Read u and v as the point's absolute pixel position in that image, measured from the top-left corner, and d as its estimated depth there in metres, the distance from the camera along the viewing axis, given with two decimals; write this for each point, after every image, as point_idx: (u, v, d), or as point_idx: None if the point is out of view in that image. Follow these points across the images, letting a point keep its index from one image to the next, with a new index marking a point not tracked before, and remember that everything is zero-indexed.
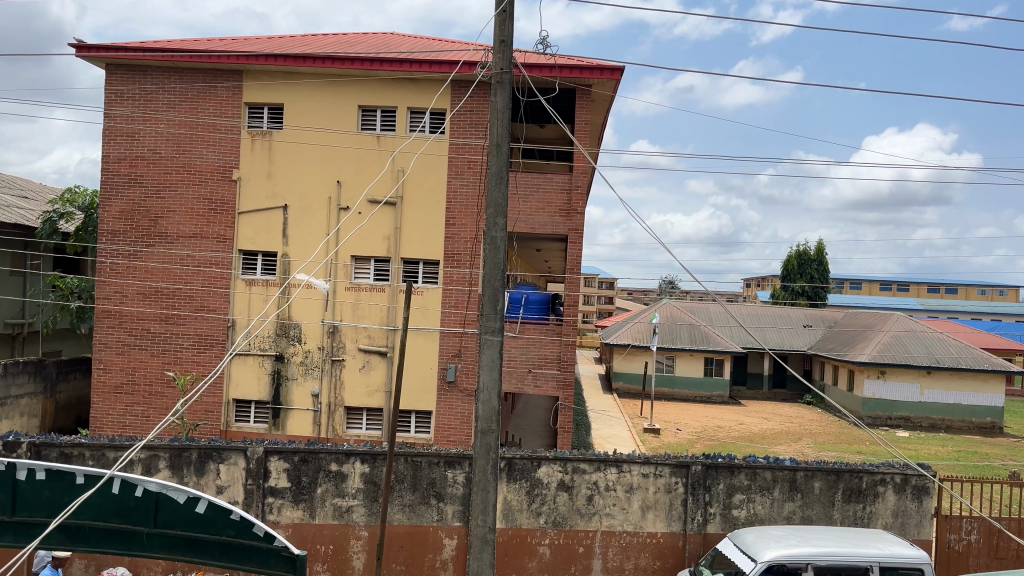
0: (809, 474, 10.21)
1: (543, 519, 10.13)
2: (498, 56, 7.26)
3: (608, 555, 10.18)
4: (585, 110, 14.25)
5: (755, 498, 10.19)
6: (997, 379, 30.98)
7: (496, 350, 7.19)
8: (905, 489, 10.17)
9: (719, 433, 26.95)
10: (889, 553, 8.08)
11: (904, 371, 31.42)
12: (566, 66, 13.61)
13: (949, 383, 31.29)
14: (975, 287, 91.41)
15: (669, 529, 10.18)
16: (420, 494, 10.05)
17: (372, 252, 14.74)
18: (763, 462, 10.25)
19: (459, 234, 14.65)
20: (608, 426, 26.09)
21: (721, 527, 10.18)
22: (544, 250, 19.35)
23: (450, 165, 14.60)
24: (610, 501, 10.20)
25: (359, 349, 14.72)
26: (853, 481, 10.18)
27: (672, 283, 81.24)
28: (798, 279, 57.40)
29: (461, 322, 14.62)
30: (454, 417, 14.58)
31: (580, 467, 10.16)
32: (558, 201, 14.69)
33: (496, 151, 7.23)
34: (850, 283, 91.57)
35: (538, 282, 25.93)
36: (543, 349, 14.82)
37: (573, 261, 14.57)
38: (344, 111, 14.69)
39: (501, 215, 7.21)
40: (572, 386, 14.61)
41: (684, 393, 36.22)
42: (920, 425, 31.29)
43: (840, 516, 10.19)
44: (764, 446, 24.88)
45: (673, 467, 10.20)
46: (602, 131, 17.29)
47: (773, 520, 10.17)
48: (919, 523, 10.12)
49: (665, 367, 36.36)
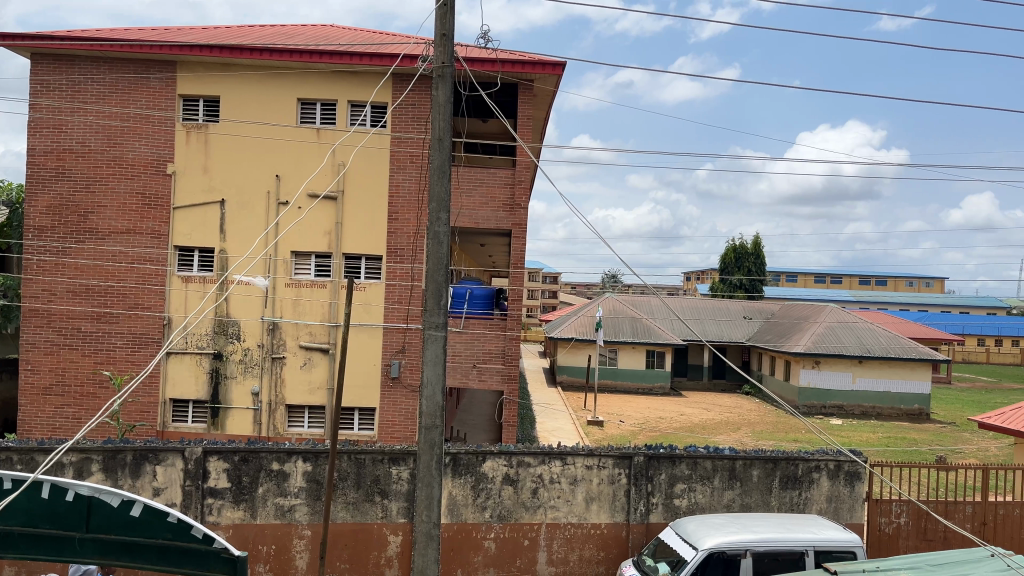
0: (747, 462, 10.46)
1: (488, 513, 10.15)
2: (440, 50, 7.19)
3: (553, 547, 10.25)
4: (528, 105, 14.28)
5: (696, 487, 10.39)
6: (924, 368, 32.19)
7: (441, 346, 7.15)
8: (838, 475, 10.50)
9: (661, 425, 27.39)
10: (823, 537, 8.34)
11: (837, 361, 32.38)
12: (508, 60, 13.61)
13: (880, 371, 32.37)
14: (903, 278, 94.64)
15: (613, 519, 10.32)
16: (364, 492, 9.97)
17: (313, 248, 14.55)
18: (704, 451, 10.45)
19: (402, 229, 14.55)
20: (553, 419, 26.28)
21: (663, 516, 10.34)
22: (488, 245, 19.45)
23: (392, 158, 14.47)
24: (555, 494, 10.27)
25: (300, 346, 14.51)
26: (789, 468, 10.48)
27: (614, 277, 82.39)
28: (736, 272, 58.69)
29: (405, 318, 14.53)
30: (399, 413, 14.49)
31: (525, 460, 10.21)
32: (502, 196, 14.71)
33: (438, 145, 7.18)
34: (786, 276, 94.07)
35: (482, 277, 25.96)
36: (487, 344, 14.82)
37: (517, 255, 14.60)
38: (281, 104, 14.43)
39: (444, 210, 7.14)
40: (517, 380, 14.69)
41: (626, 385, 36.71)
42: (853, 412, 32.30)
43: (777, 503, 10.47)
44: (705, 436, 25.39)
45: (616, 458, 10.35)
46: (544, 126, 17.38)
47: (713, 509, 10.38)
48: (852, 508, 10.46)
49: (608, 359, 36.82)
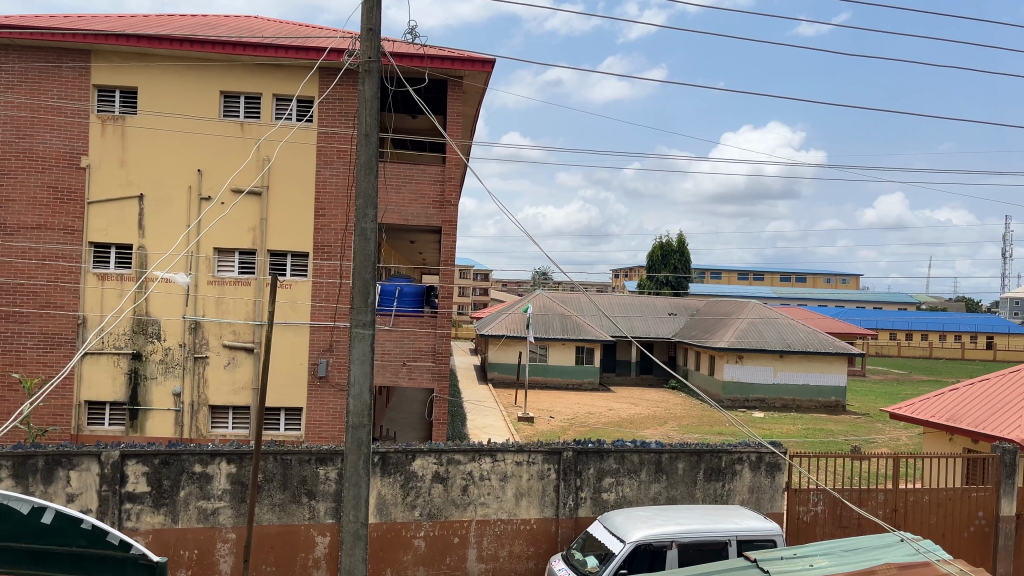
0: (673, 455, 10.68)
1: (418, 511, 10.10)
2: (366, 45, 7.10)
3: (483, 544, 10.28)
4: (457, 102, 14.25)
5: (623, 481, 10.55)
6: (840, 361, 33.38)
7: (368, 344, 7.07)
8: (759, 466, 10.85)
9: (590, 420, 27.74)
10: (745, 527, 8.60)
11: (759, 356, 33.28)
12: (436, 56, 13.58)
13: (799, 365, 33.47)
14: (822, 275, 98.04)
15: (542, 515, 10.40)
16: (291, 493, 9.80)
17: (237, 245, 14.20)
18: (631, 446, 10.63)
19: (329, 226, 14.34)
20: (483, 416, 26.31)
21: (592, 510, 10.48)
22: (418, 242, 19.36)
23: (319, 154, 14.25)
24: (485, 491, 10.29)
25: (224, 345, 14.15)
26: (714, 460, 10.75)
27: (544, 275, 83.01)
28: (663, 269, 59.88)
29: (332, 316, 14.34)
30: (326, 413, 14.28)
31: (454, 458, 10.20)
32: (431, 192, 14.64)
33: (364, 140, 7.07)
34: (711, 273, 96.45)
35: (412, 274, 25.84)
36: (417, 341, 14.75)
37: (447, 252, 14.55)
38: (203, 97, 14.04)
39: (371, 206, 7.05)
40: (447, 377, 14.66)
41: (556, 381, 37.03)
42: (774, 405, 33.25)
43: (702, 495, 10.73)
44: (633, 430, 25.83)
45: (545, 454, 10.43)
46: (473, 123, 17.38)
47: (640, 502, 10.57)
48: (772, 498, 10.83)
49: (539, 356, 36.96)
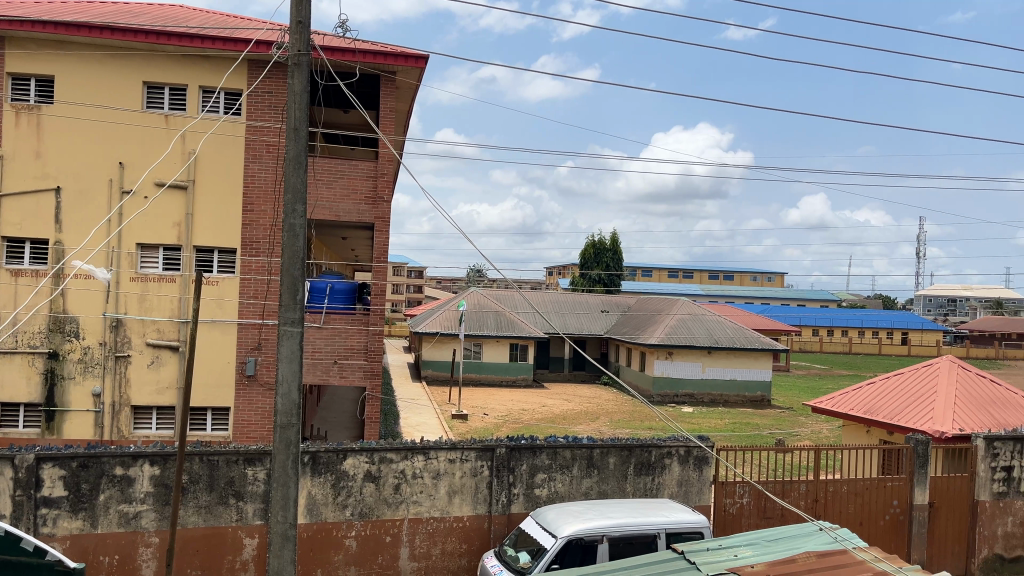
0: (604, 451, 10.82)
1: (349, 511, 9.99)
2: (296, 38, 6.96)
3: (415, 542, 10.23)
4: (390, 97, 14.15)
5: (555, 476, 10.65)
6: (766, 357, 34.59)
7: (297, 342, 6.95)
8: (688, 459, 11.08)
9: (523, 416, 27.88)
10: (673, 520, 8.77)
11: (688, 352, 34.01)
12: (368, 51, 13.46)
13: (726, 361, 34.35)
14: (748, 273, 100.75)
15: (475, 512, 10.42)
16: (217, 494, 9.58)
17: (160, 240, 13.78)
18: (563, 441, 10.72)
19: (258, 222, 14.04)
20: (416, 414, 26.19)
21: (524, 507, 10.54)
22: (351, 238, 19.13)
23: (247, 148, 13.94)
24: (417, 489, 10.24)
25: (147, 344, 13.72)
26: (643, 455, 10.95)
27: (478, 273, 83.09)
28: (595, 268, 60.73)
29: (260, 313, 14.04)
30: (254, 412, 14.00)
31: (387, 456, 10.12)
32: (363, 188, 14.48)
33: (293, 135, 6.92)
34: (642, 271, 98.13)
35: (344, 270, 25.54)
36: (348, 339, 14.58)
37: (379, 249, 14.41)
38: (125, 87, 13.57)
39: (300, 201, 6.91)
40: (379, 375, 14.56)
41: (490, 378, 37.08)
42: (702, 400, 33.98)
43: (632, 489, 10.91)
44: (565, 426, 26.08)
45: (478, 451, 10.44)
46: (406, 119, 17.27)
47: (571, 497, 10.67)
48: (700, 491, 11.06)
49: (473, 353, 37.02)
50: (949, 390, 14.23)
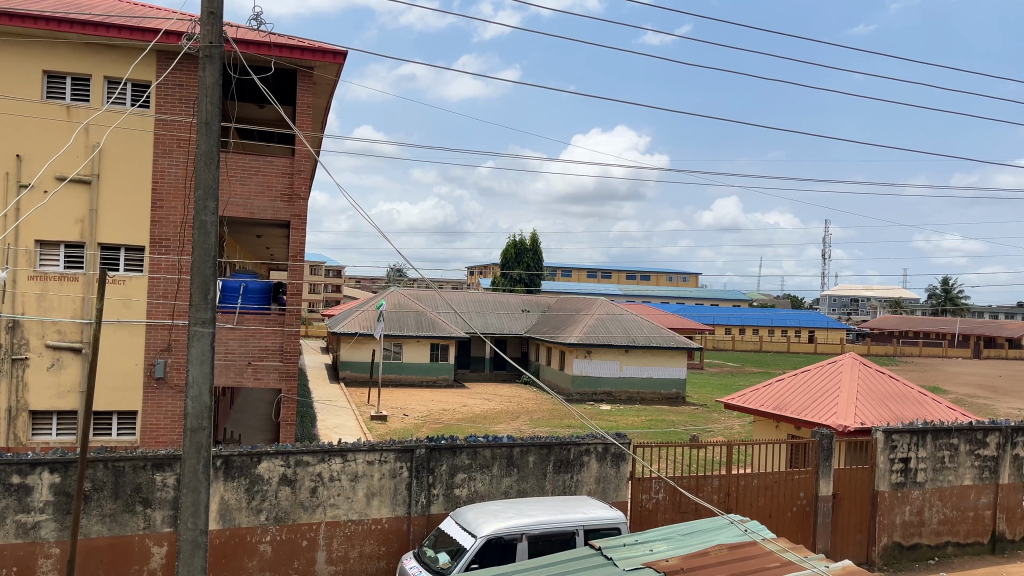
0: (524, 449, 10.89)
1: (264, 515, 9.75)
2: (207, 29, 6.74)
3: (332, 545, 10.06)
4: (308, 93, 13.88)
5: (475, 476, 10.64)
6: (681, 355, 35.48)
7: (208, 343, 6.73)
8: (606, 456, 11.24)
9: (443, 417, 27.78)
10: (591, 516, 8.91)
11: (606, 351, 34.56)
12: (284, 45, 13.17)
13: (643, 359, 35.07)
14: (665, 274, 103.13)
15: (394, 513, 10.32)
16: (123, 502, 9.20)
17: (62, 237, 13.16)
18: (483, 441, 10.72)
19: (167, 219, 13.57)
20: (334, 415, 25.78)
21: (444, 507, 10.51)
22: (266, 236, 18.71)
23: (157, 142, 13.45)
24: (334, 492, 10.08)
25: (47, 346, 13.07)
26: (562, 453, 11.05)
27: (398, 273, 82.48)
28: (516, 267, 61.15)
29: (170, 314, 13.58)
30: (164, 416, 13.53)
31: (303, 459, 9.91)
32: (279, 185, 14.16)
33: (205, 129, 6.71)
34: (562, 271, 99.34)
35: (259, 269, 24.92)
36: (263, 340, 14.24)
37: (296, 248, 14.12)
38: (23, 76, 12.89)
39: (211, 197, 6.69)
40: (295, 377, 14.27)
41: (410, 378, 36.82)
42: (620, 398, 34.58)
43: (551, 487, 11.01)
44: (486, 426, 26.13)
45: (397, 452, 10.36)
46: (324, 115, 16.99)
47: (491, 496, 10.69)
48: (618, 487, 11.24)
49: (392, 354, 36.62)
50: (852, 386, 14.89)
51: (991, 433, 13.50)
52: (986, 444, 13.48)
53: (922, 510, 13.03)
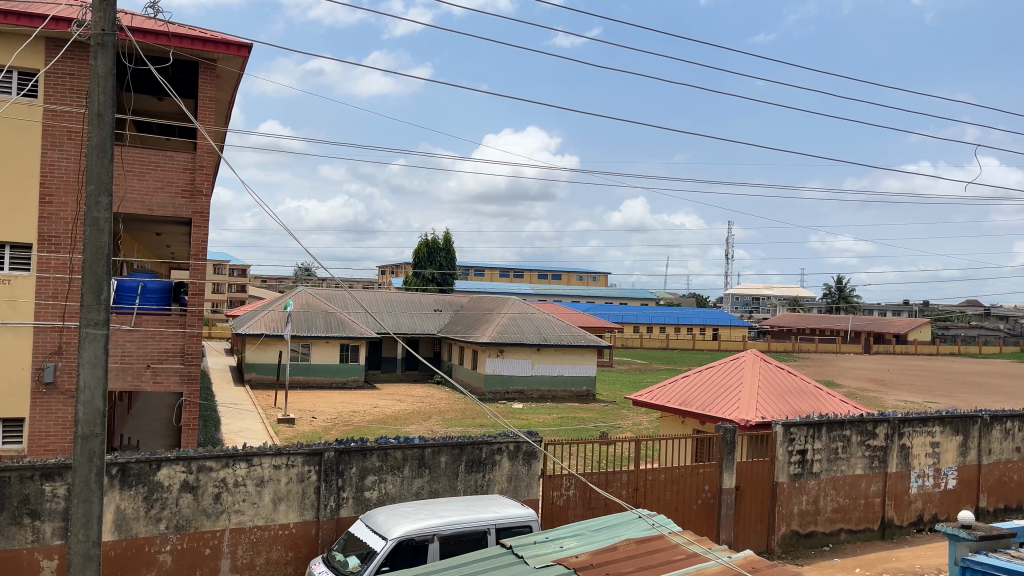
0: (435, 449, 10.82)
1: (164, 524, 9.36)
2: (99, 16, 6.39)
3: (237, 553, 9.76)
4: (210, 86, 13.44)
5: (386, 478, 10.51)
6: (591, 353, 36.02)
7: (101, 345, 6.38)
8: (518, 455, 11.29)
9: (353, 418, 27.35)
10: (503, 515, 8.94)
11: (518, 350, 34.73)
12: (185, 36, 12.71)
13: (554, 358, 35.44)
14: (576, 274, 104.64)
15: (301, 518, 10.09)
16: (9, 514, 8.69)
17: None
18: (394, 442, 10.61)
19: (58, 214, 12.88)
20: (239, 419, 25.04)
21: (353, 510, 10.34)
22: (166, 234, 18.00)
23: (46, 134, 12.75)
24: (239, 498, 9.78)
25: None
26: (474, 452, 11.04)
27: (308, 271, 80.87)
28: (428, 266, 60.87)
29: (60, 315, 12.91)
30: (54, 423, 12.85)
31: (206, 465, 9.57)
32: (180, 181, 13.64)
33: (97, 121, 6.37)
34: (474, 270, 99.53)
35: (159, 268, 23.97)
36: (163, 342, 13.68)
37: (198, 246, 13.63)
38: None
39: (104, 192, 6.37)
40: (198, 379, 13.79)
41: (319, 380, 36.11)
42: (531, 396, 34.83)
43: (463, 487, 10.98)
44: (396, 427, 25.87)
45: (305, 455, 10.12)
46: (228, 110, 16.47)
47: (402, 498, 10.59)
48: (529, 485, 11.30)
49: (300, 355, 35.84)
50: (754, 382, 15.44)
51: (880, 424, 14.23)
52: (875, 435, 14.21)
53: (818, 499, 13.62)
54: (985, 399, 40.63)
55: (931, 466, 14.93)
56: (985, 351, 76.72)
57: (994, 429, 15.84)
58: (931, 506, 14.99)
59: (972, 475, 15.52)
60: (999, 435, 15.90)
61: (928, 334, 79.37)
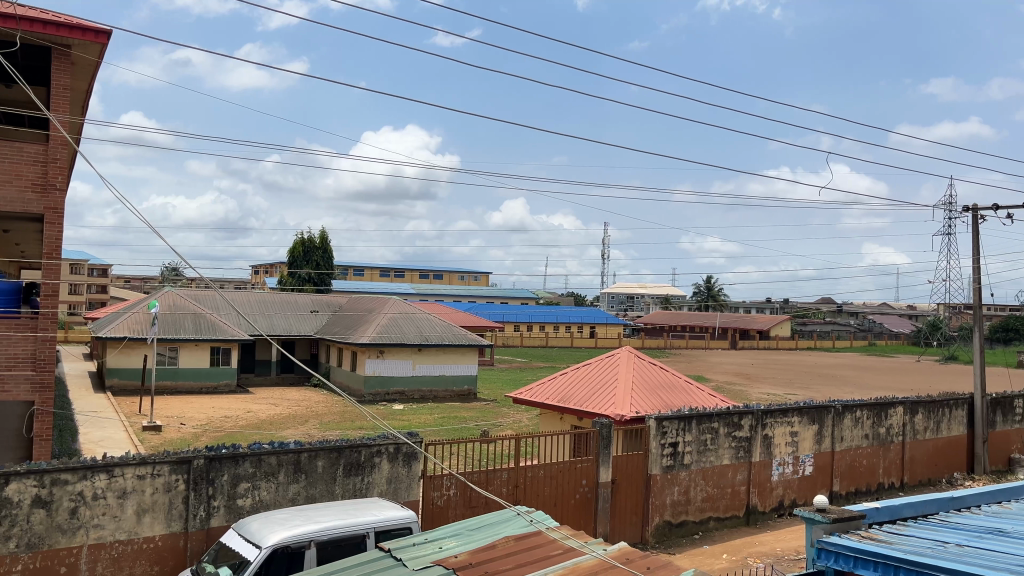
0: (312, 454, 10.55)
1: (14, 543, 8.63)
2: None
3: (96, 571, 9.17)
4: (65, 74, 12.62)
5: (259, 484, 10.17)
6: (472, 353, 36.14)
7: None
8: (397, 456, 11.20)
9: (225, 424, 26.31)
10: (383, 518, 8.85)
11: (399, 350, 34.40)
12: (35, 20, 11.89)
13: (435, 358, 35.33)
14: (457, 274, 104.89)
15: (169, 530, 9.62)
16: None
17: None
18: (268, 448, 10.29)
19: None
20: (99, 428, 23.58)
21: (224, 519, 9.95)
22: (15, 232, 16.76)
23: None
24: (99, 511, 9.19)
25: None
26: (353, 455, 10.85)
27: (175, 271, 77.25)
28: (304, 266, 59.41)
29: None
30: None
31: (61, 478, 8.94)
32: (31, 174, 12.72)
33: None
34: (353, 270, 98.10)
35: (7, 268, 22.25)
36: (12, 348, 12.74)
37: (52, 244, 12.73)
38: None
39: None
40: (51, 388, 12.91)
41: (187, 385, 34.55)
42: (412, 397, 34.58)
43: (341, 491, 10.77)
44: (271, 431, 25.11)
45: (172, 464, 9.66)
46: (84, 100, 15.50)
47: (277, 505, 10.28)
48: (409, 486, 11.22)
49: (167, 359, 34.20)
50: (628, 377, 15.94)
51: (744, 416, 15.00)
52: (740, 426, 14.95)
53: (689, 489, 14.19)
54: (838, 390, 43.59)
55: (791, 454, 15.85)
56: (838, 345, 82.28)
57: (846, 418, 17.02)
58: (790, 492, 15.92)
59: (826, 461, 16.59)
60: (850, 423, 17.08)
61: (788, 330, 84.25)
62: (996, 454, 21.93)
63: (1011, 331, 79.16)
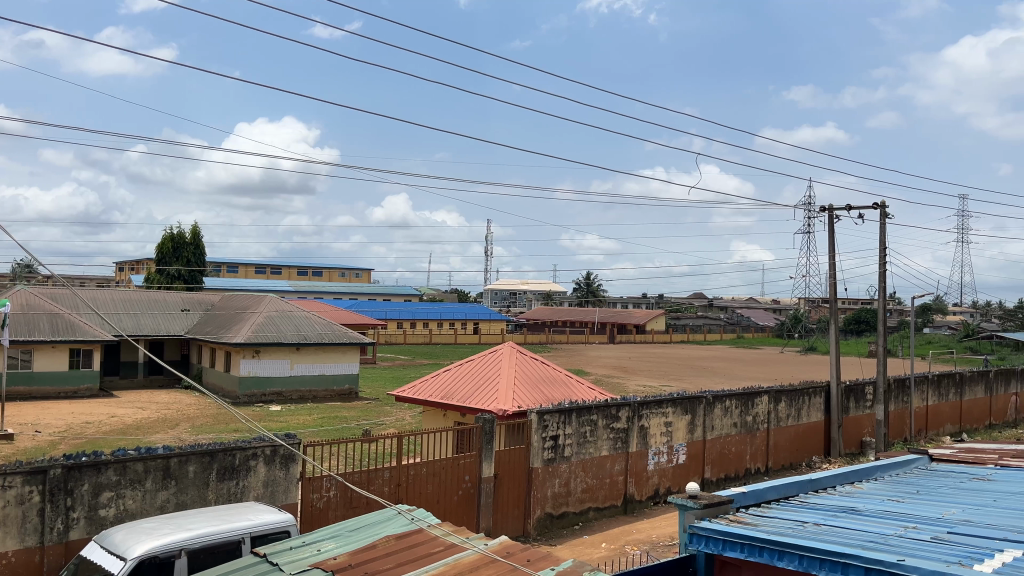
0: (183, 459, 10.08)
1: None
2: None
3: None
4: None
5: (124, 493, 9.66)
6: (353, 351, 35.53)
7: None
8: (274, 459, 10.89)
9: (87, 430, 24.78)
10: (258, 522, 8.58)
11: (276, 350, 33.39)
12: None
13: (315, 357, 34.51)
14: (337, 270, 102.84)
15: (22, 545, 8.81)
16: None
17: None
18: (133, 454, 9.79)
19: None
20: None
21: (85, 531, 9.36)
22: None
23: None
24: None
25: None
26: (227, 459, 10.45)
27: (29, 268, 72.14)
28: (174, 263, 56.78)
29: None
30: None
31: None
32: None
33: None
34: (227, 267, 94.56)
35: None
36: None
37: None
38: None
39: None
40: None
41: (43, 390, 32.26)
42: (291, 397, 33.67)
43: (214, 496, 10.34)
44: (138, 437, 23.86)
45: (26, 475, 8.92)
46: None
47: (144, 513, 9.80)
48: (287, 489, 10.94)
49: (20, 363, 31.86)
50: (510, 372, 16.09)
51: (622, 408, 15.44)
52: (618, 418, 15.39)
53: (569, 481, 14.50)
54: (709, 381, 45.56)
55: (665, 444, 16.44)
56: (710, 338, 86.03)
57: (716, 407, 17.82)
58: (665, 480, 16.52)
59: (698, 450, 17.31)
60: (719, 413, 17.89)
61: (664, 324, 87.35)
62: (850, 438, 23.54)
63: (863, 324, 85.15)
